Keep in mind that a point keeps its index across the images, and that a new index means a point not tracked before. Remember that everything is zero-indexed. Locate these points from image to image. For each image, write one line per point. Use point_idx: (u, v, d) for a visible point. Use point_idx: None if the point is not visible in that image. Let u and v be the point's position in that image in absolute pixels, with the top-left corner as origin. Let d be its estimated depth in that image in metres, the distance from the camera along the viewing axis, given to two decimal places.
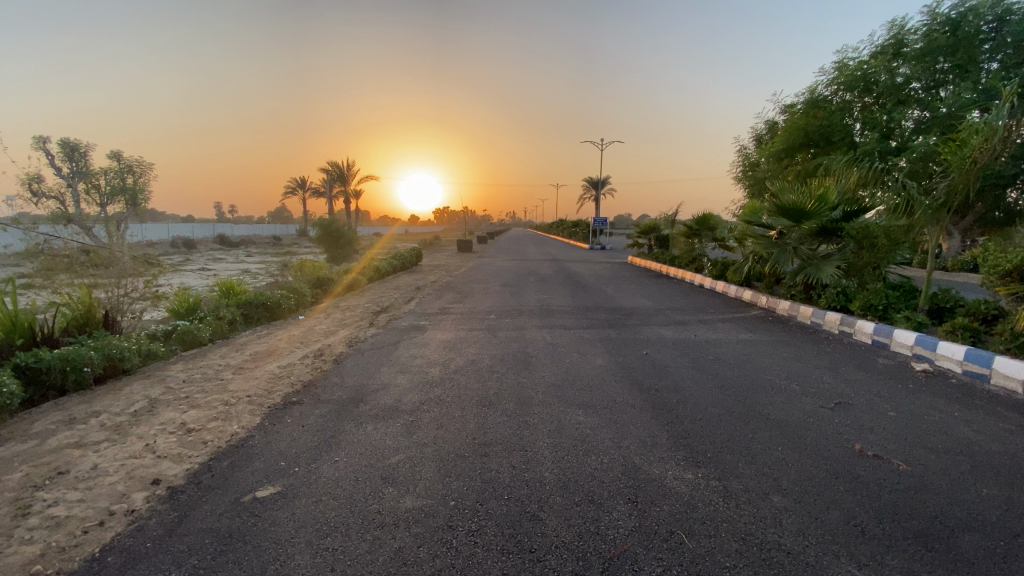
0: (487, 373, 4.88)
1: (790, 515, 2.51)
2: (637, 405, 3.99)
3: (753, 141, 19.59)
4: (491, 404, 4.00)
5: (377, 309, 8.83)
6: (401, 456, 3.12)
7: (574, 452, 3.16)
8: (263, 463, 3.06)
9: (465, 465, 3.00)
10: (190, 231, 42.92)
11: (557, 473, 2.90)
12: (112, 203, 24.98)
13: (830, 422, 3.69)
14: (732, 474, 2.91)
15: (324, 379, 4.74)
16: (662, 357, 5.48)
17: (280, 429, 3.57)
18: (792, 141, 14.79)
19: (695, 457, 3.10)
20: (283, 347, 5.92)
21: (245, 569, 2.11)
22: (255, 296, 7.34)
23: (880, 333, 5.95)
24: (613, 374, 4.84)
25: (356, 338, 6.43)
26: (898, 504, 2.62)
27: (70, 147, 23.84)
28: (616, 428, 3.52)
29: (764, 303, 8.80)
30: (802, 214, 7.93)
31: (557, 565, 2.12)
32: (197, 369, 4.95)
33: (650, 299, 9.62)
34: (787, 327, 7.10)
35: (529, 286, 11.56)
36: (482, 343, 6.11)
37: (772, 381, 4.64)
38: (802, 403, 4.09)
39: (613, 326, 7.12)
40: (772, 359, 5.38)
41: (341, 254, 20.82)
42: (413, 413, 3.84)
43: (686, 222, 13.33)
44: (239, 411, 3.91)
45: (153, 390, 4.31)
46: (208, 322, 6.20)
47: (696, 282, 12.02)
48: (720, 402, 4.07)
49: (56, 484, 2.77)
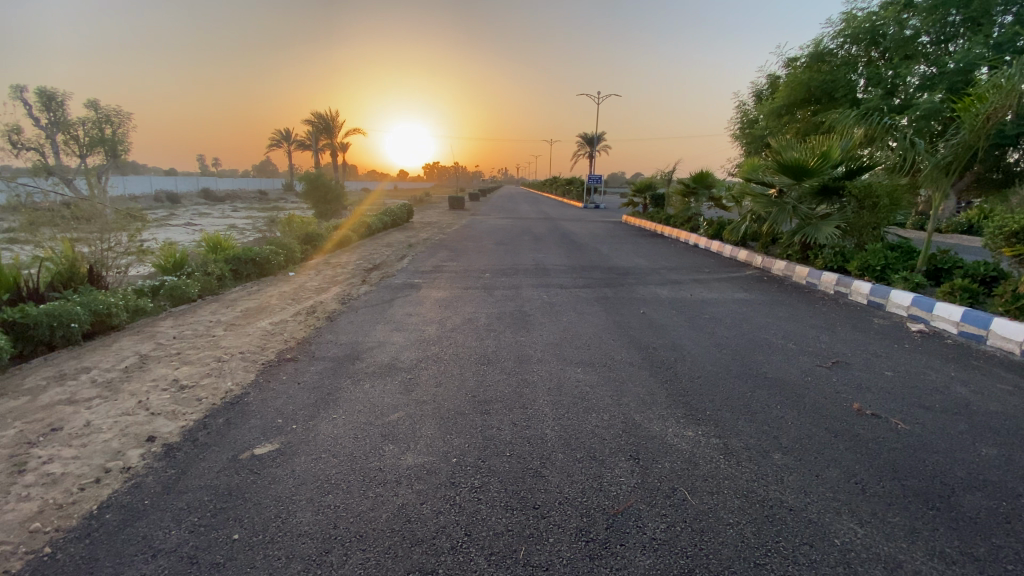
0: (484, 331, 4.82)
1: (791, 472, 2.54)
2: (635, 363, 3.98)
3: (753, 96, 19.16)
4: (490, 362, 3.97)
5: (369, 266, 8.67)
6: (401, 414, 3.09)
7: (574, 409, 3.14)
8: (260, 421, 3.01)
9: (466, 422, 2.97)
10: (174, 185, 41.55)
11: (558, 430, 2.88)
12: (92, 155, 24.14)
13: (828, 381, 3.73)
14: (732, 430, 2.92)
15: (318, 336, 4.66)
16: (659, 316, 5.45)
17: (276, 387, 3.52)
18: (793, 96, 14.49)
19: (696, 415, 3.10)
20: (275, 304, 5.81)
21: (248, 527, 2.08)
22: (244, 252, 7.13)
23: (876, 294, 5.96)
24: (611, 332, 4.82)
25: (350, 296, 6.32)
26: (897, 463, 2.66)
27: (46, 95, 22.64)
28: (614, 386, 3.51)
29: (759, 264, 8.75)
30: (804, 171, 7.72)
31: (562, 522, 2.12)
32: (188, 325, 4.84)
33: (646, 258, 9.55)
34: (782, 287, 7.10)
35: (523, 245, 11.41)
36: (478, 302, 6.03)
37: (769, 340, 4.65)
38: (800, 361, 4.11)
39: (609, 285, 7.07)
40: (769, 319, 5.39)
41: (329, 210, 20.31)
42: (411, 370, 3.81)
43: (681, 180, 12.98)
44: (233, 367, 3.85)
45: (143, 346, 4.22)
46: (196, 278, 6.01)
47: (691, 242, 11.91)
48: (718, 361, 4.08)
49: (50, 441, 2.70)
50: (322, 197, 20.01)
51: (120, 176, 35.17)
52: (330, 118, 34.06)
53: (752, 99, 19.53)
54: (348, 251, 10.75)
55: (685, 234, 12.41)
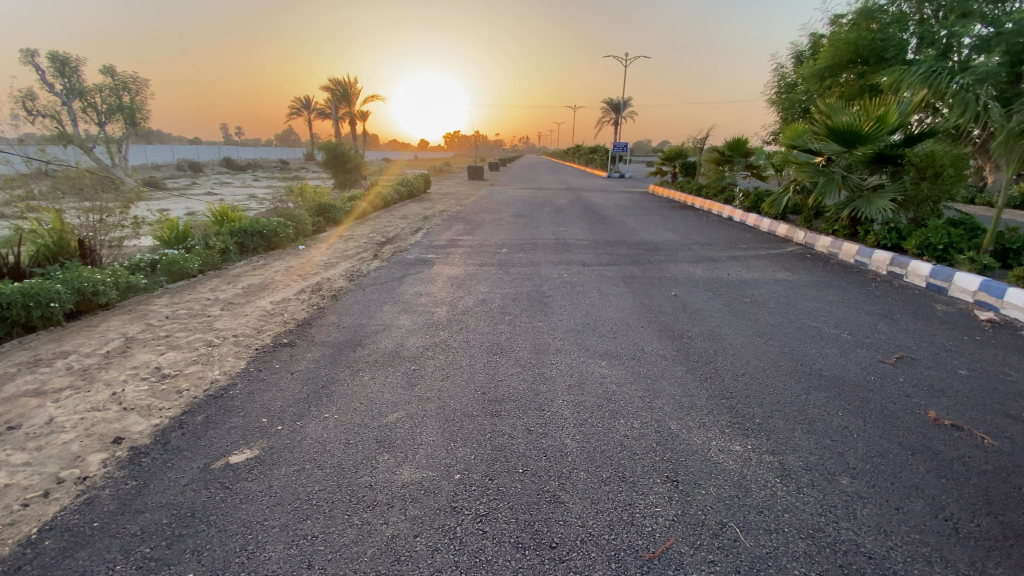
0: (499, 315, 4.39)
1: (864, 504, 2.08)
2: (668, 356, 3.51)
3: (792, 59, 17.87)
4: (502, 352, 3.55)
5: (381, 239, 8.28)
6: (400, 414, 2.70)
7: (599, 414, 2.71)
8: (242, 420, 2.68)
9: (473, 427, 2.56)
10: (196, 154, 41.58)
11: (580, 440, 2.46)
12: (112, 123, 24.20)
13: (895, 381, 3.20)
14: (788, 446, 2.47)
15: (321, 317, 4.31)
16: (693, 299, 4.93)
17: (266, 377, 3.17)
18: (839, 57, 13.38)
19: (743, 424, 2.65)
20: (278, 280, 5.47)
21: (204, 562, 1.75)
22: (250, 224, 6.80)
23: (937, 277, 5.29)
24: (640, 317, 4.34)
25: (358, 272, 5.96)
26: (989, 491, 2.16)
27: (61, 60, 22.38)
28: (645, 384, 3.05)
29: (800, 239, 8.03)
30: (856, 137, 6.93)
31: (584, 569, 1.72)
32: (183, 304, 4.55)
33: (676, 232, 8.93)
34: (828, 266, 6.47)
35: (544, 217, 10.84)
36: (493, 280, 5.59)
37: (820, 330, 4.11)
38: (858, 356, 3.59)
39: (636, 263, 6.53)
40: (816, 303, 4.82)
41: (347, 180, 19.92)
42: (416, 359, 3.42)
43: (716, 147, 12.04)
44: (223, 353, 3.53)
45: (131, 328, 3.94)
46: (197, 252, 5.71)
47: (725, 215, 11.14)
48: (763, 354, 3.59)
49: (3, 444, 2.45)
50: (339, 166, 19.59)
51: (142, 145, 35.35)
52: (347, 85, 33.30)
53: (791, 62, 18.20)
54: (363, 223, 10.39)
55: (719, 207, 11.61)
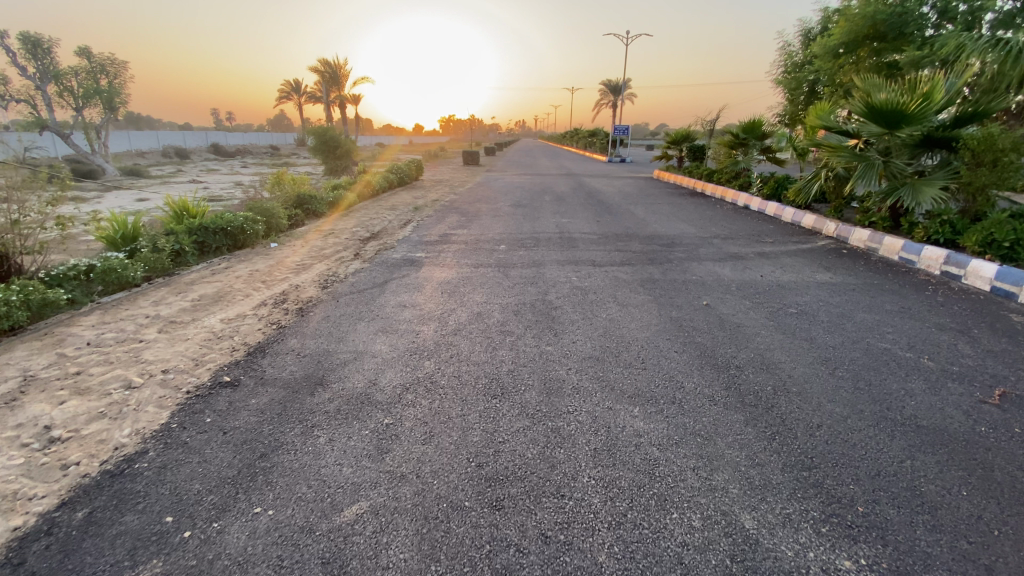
0: (498, 336, 3.58)
1: None
2: (718, 399, 2.72)
3: (801, 38, 16.93)
4: (502, 395, 2.75)
5: (365, 234, 7.44)
6: (361, 507, 1.92)
7: (642, 503, 1.94)
8: (138, 520, 1.88)
9: (463, 533, 1.79)
10: (182, 140, 39.99)
11: (620, 558, 1.69)
12: (89, 106, 22.86)
13: (1016, 435, 2.44)
14: (918, 562, 1.72)
15: (279, 342, 3.50)
16: (729, 310, 4.13)
17: (191, 439, 2.37)
18: (854, 32, 12.44)
19: (846, 523, 1.88)
20: (238, 289, 4.65)
21: None
22: (213, 220, 5.94)
23: (1004, 280, 4.53)
24: (671, 338, 3.54)
25: (334, 277, 5.13)
26: None
27: (31, 41, 21.03)
28: (698, 449, 2.27)
29: (833, 231, 7.23)
30: (899, 119, 6.11)
31: None
32: (113, 324, 3.72)
33: (691, 224, 8.08)
34: (871, 264, 5.69)
35: (545, 208, 9.96)
36: (491, 287, 4.77)
37: (893, 355, 3.34)
38: (952, 395, 2.83)
39: (654, 262, 5.73)
40: (876, 316, 4.04)
41: (338, 166, 18.86)
42: (391, 408, 2.63)
43: (729, 129, 11.13)
44: (142, 399, 2.71)
45: (37, 362, 3.10)
46: (143, 255, 4.86)
47: (742, 203, 10.27)
48: (838, 394, 2.81)
49: None
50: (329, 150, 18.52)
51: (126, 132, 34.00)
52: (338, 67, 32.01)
53: (799, 40, 17.24)
54: (349, 215, 9.52)
55: (734, 194, 10.75)
